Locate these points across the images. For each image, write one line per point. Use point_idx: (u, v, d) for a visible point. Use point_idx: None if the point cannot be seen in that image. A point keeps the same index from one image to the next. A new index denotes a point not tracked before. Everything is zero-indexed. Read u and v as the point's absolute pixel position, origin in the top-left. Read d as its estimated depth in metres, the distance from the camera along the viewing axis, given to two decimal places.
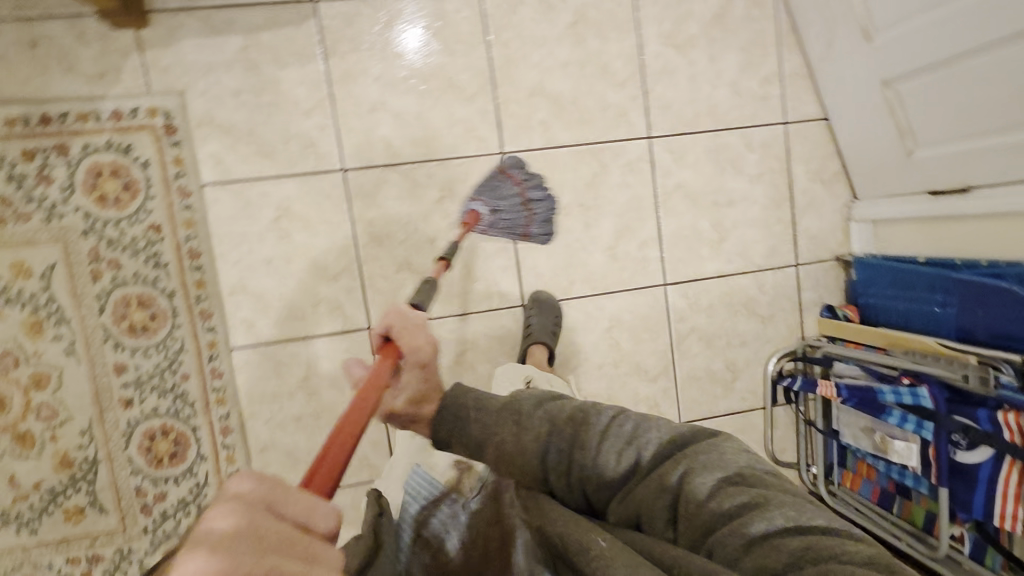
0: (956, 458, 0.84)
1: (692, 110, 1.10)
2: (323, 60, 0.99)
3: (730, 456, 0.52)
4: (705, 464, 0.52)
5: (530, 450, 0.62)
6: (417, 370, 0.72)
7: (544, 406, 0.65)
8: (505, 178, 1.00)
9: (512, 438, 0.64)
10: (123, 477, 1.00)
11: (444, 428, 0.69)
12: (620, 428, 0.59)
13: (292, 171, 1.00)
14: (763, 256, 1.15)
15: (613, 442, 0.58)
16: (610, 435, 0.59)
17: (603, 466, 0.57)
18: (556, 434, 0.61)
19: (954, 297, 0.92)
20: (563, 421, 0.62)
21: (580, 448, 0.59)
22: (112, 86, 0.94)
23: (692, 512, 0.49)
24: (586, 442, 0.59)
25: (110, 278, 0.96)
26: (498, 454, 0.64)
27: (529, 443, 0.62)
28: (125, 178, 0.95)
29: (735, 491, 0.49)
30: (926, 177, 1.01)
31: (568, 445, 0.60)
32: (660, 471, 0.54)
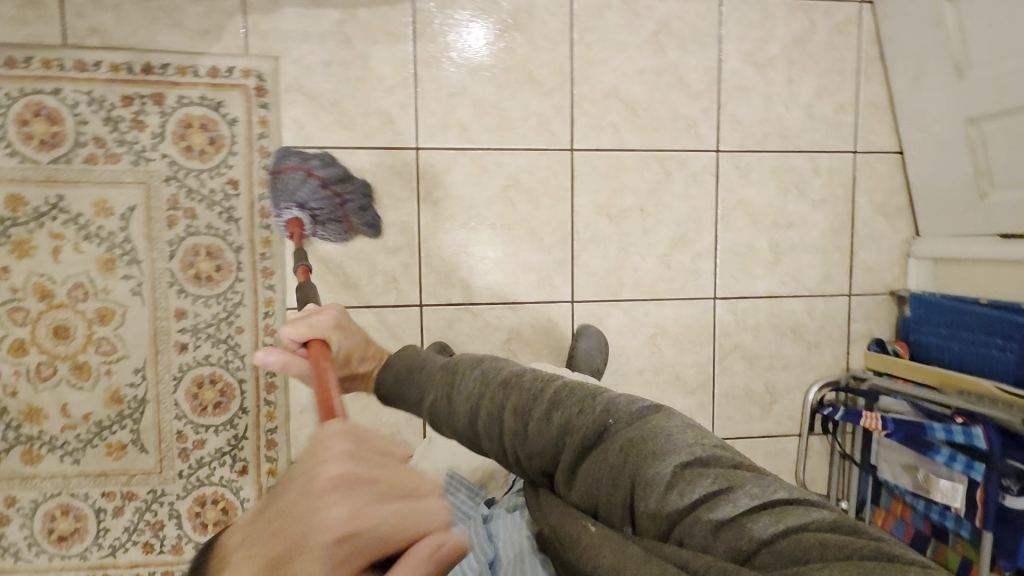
0: (1003, 504, 0.82)
1: (762, 130, 1.11)
2: (412, 41, 1.02)
3: (680, 436, 0.49)
4: (658, 451, 0.48)
5: (464, 412, 0.60)
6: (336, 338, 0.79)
7: (480, 367, 0.62)
8: (289, 174, 0.93)
9: (447, 400, 0.62)
10: (167, 419, 1.02)
11: (387, 384, 0.73)
12: (551, 399, 0.55)
13: (368, 144, 1.03)
14: (816, 282, 1.15)
15: (547, 417, 0.54)
16: (540, 404, 0.55)
17: (533, 439, 0.54)
18: (489, 398, 0.58)
19: (1015, 342, 0.91)
20: (497, 384, 0.59)
21: (511, 412, 0.56)
22: (213, 44, 0.98)
23: (652, 499, 0.47)
24: (519, 406, 0.56)
25: (185, 225, 1.00)
26: (437, 410, 0.63)
27: (464, 404, 0.60)
28: (212, 132, 0.99)
29: (692, 478, 0.46)
30: (995, 220, 1.01)
31: (499, 410, 0.57)
32: (604, 449, 0.51)
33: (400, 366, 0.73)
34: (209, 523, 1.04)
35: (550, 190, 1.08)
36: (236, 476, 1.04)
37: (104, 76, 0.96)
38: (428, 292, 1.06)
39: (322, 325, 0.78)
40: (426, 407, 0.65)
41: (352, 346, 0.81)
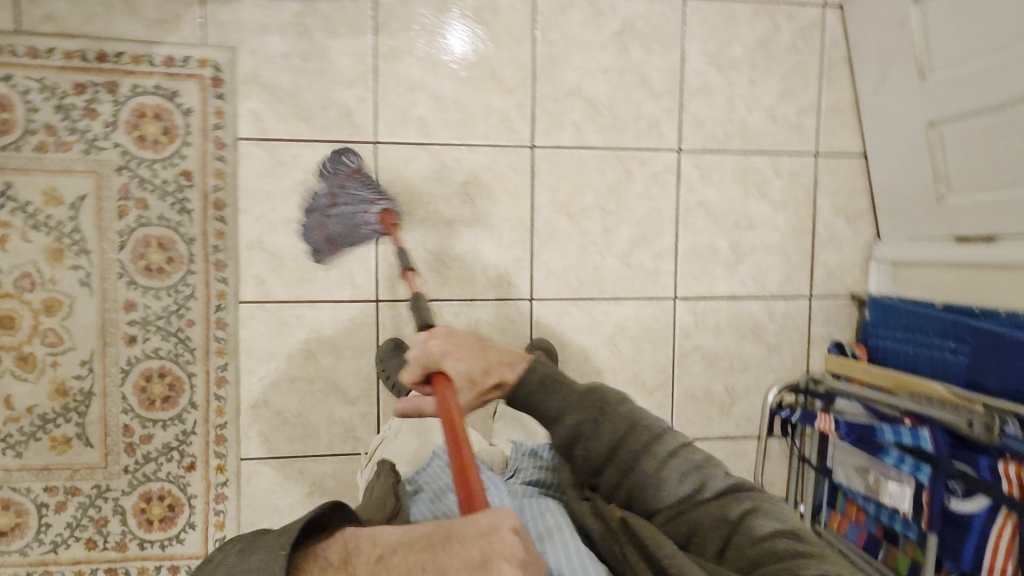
0: (949, 506, 0.81)
1: (724, 131, 1.11)
2: (373, 34, 1.01)
3: (790, 516, 0.67)
4: (767, 512, 0.66)
5: (605, 442, 0.74)
6: (456, 365, 0.79)
7: (628, 411, 0.76)
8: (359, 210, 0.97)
9: (590, 428, 0.75)
10: (113, 413, 1.00)
11: (528, 389, 0.80)
12: (688, 455, 0.72)
13: (326, 137, 1.02)
14: (776, 284, 1.16)
15: (680, 464, 0.71)
16: (680, 459, 0.71)
17: (664, 479, 0.70)
18: (635, 437, 0.73)
19: (967, 345, 0.91)
20: (642, 428, 0.74)
21: (650, 456, 0.71)
22: (169, 33, 0.97)
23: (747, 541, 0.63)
24: (659, 453, 0.72)
25: (136, 216, 0.98)
26: (576, 433, 0.76)
27: (608, 435, 0.74)
28: (166, 122, 0.97)
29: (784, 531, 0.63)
30: (952, 224, 1.02)
31: (638, 449, 0.72)
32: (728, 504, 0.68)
33: (545, 371, 0.81)
34: (155, 519, 1.02)
35: (511, 188, 1.07)
36: (184, 472, 1.03)
37: (56, 63, 0.95)
38: (385, 287, 1.06)
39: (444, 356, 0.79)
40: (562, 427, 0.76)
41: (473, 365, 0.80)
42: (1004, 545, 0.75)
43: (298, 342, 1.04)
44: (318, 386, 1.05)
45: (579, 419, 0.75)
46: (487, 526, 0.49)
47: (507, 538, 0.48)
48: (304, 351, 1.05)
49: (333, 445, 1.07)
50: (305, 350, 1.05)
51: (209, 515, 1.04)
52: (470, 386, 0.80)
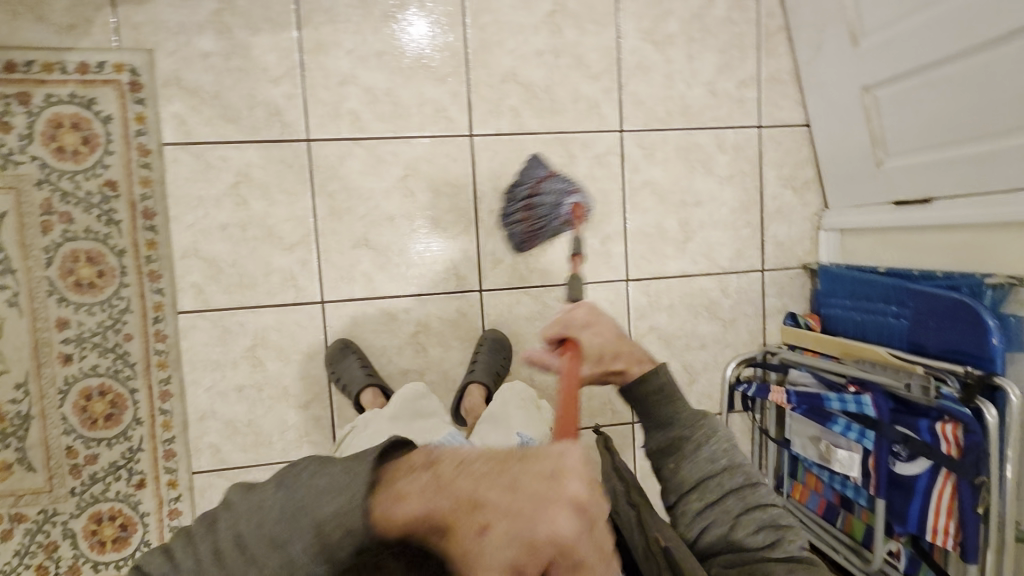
0: (894, 469, 0.83)
1: (664, 109, 1.10)
2: (296, 29, 0.98)
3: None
4: None
5: (699, 472, 0.76)
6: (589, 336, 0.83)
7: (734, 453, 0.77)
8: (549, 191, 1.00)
9: (692, 450, 0.77)
10: (55, 435, 0.97)
11: (648, 387, 0.81)
12: (773, 516, 0.72)
13: (255, 137, 0.99)
14: (728, 259, 1.15)
15: (762, 520, 0.72)
16: (762, 513, 0.72)
17: (740, 525, 0.72)
18: (728, 477, 0.74)
19: (908, 308, 0.91)
20: (739, 473, 0.75)
21: (739, 498, 0.73)
22: (81, 38, 0.93)
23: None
24: (748, 499, 0.73)
25: (61, 231, 0.95)
26: (677, 448, 0.78)
27: (704, 465, 0.76)
28: (85, 131, 0.94)
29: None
30: (891, 188, 1.02)
31: (729, 489, 0.74)
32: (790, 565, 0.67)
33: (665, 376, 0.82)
34: (107, 541, 1.00)
35: (452, 178, 1.05)
36: (134, 490, 1.00)
37: None
38: (329, 288, 1.03)
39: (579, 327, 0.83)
40: (665, 440, 0.79)
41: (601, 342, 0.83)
42: (946, 505, 0.77)
43: (243, 350, 1.02)
44: (268, 393, 1.03)
45: (689, 446, 0.77)
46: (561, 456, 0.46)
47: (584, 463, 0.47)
48: (250, 358, 1.02)
49: (288, 452, 1.05)
50: (251, 357, 1.02)
51: (164, 532, 1.02)
52: (597, 365, 0.83)
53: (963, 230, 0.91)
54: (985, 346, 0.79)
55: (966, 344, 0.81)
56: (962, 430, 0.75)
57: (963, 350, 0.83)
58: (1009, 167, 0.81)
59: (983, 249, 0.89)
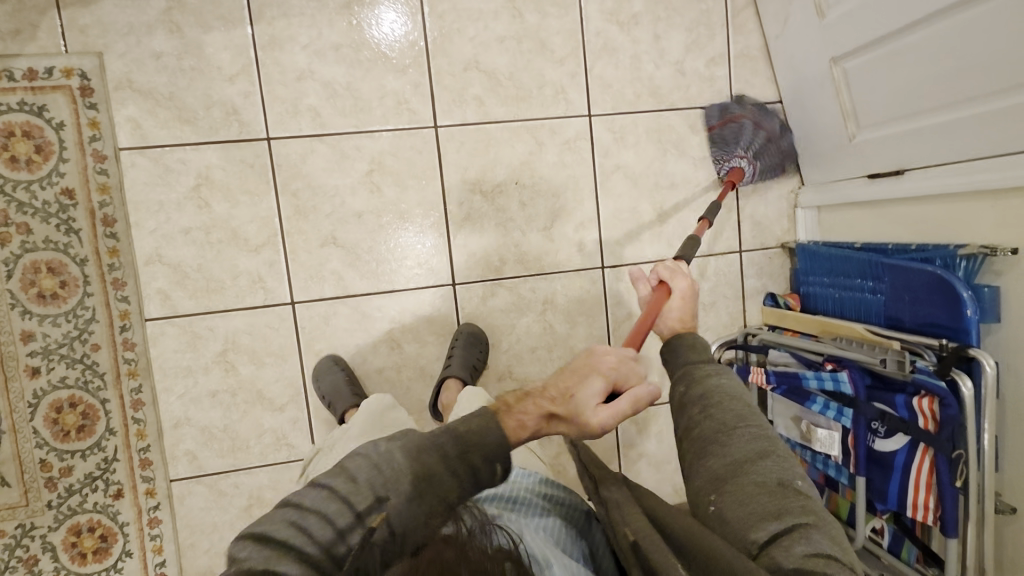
0: (874, 447, 0.82)
1: (633, 91, 1.08)
2: (249, 25, 0.96)
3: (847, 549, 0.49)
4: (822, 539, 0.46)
5: (701, 393, 0.62)
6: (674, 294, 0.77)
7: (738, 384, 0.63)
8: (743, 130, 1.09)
9: (695, 377, 0.65)
10: (27, 449, 0.96)
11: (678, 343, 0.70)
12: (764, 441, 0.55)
13: (213, 138, 0.96)
14: (705, 241, 1.14)
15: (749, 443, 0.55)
16: (752, 435, 0.56)
17: (731, 445, 0.55)
18: (727, 400, 0.60)
19: (884, 283, 0.89)
20: (736, 396, 0.60)
21: (737, 417, 0.58)
22: (27, 44, 0.90)
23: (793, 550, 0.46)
24: (747, 419, 0.58)
25: (19, 242, 0.93)
26: (688, 374, 0.66)
27: (706, 387, 0.63)
28: (38, 139, 0.92)
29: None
30: (866, 162, 1.00)
31: (723, 409, 0.59)
32: (786, 492, 0.50)
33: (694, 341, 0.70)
34: (88, 552, 0.99)
35: (418, 171, 1.03)
36: (112, 500, 0.99)
37: None
38: (298, 288, 1.01)
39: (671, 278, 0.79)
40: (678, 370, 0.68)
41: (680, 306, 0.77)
42: (925, 480, 0.75)
43: (215, 355, 1.00)
44: (242, 397, 1.02)
45: (701, 372, 0.65)
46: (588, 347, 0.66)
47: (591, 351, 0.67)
48: (221, 363, 1.00)
49: (266, 456, 1.03)
50: (222, 361, 1.00)
51: (145, 540, 1.01)
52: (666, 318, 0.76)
53: (937, 199, 0.90)
54: (960, 318, 0.77)
55: (941, 316, 0.80)
56: (938, 403, 0.73)
57: (939, 323, 0.81)
58: (980, 133, 0.79)
59: (957, 219, 0.87)
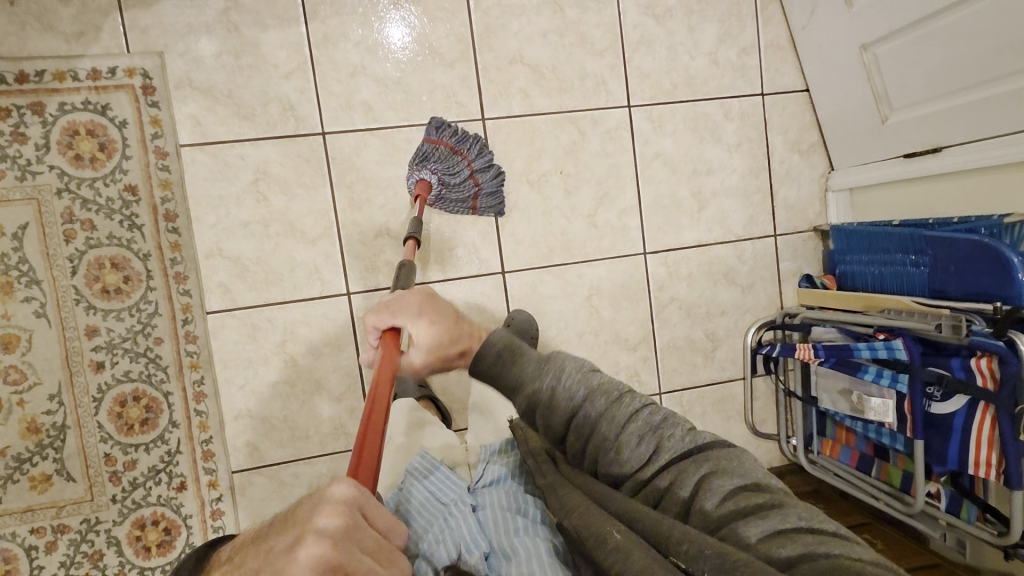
0: (930, 411, 0.85)
1: (670, 81, 1.12)
2: (304, 23, 0.99)
3: (750, 464, 0.58)
4: (726, 468, 0.57)
5: (563, 415, 0.65)
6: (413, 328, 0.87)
7: (589, 376, 0.66)
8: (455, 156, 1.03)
9: (545, 402, 0.66)
10: (92, 444, 0.97)
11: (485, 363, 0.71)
12: (649, 416, 0.63)
13: (271, 133, 0.99)
14: (741, 225, 1.17)
15: (639, 426, 0.62)
16: (640, 419, 0.63)
17: (622, 447, 0.62)
18: (591, 405, 0.64)
19: (927, 256, 0.93)
20: (599, 398, 0.64)
21: (609, 421, 0.63)
22: (90, 45, 0.93)
23: (710, 499, 0.55)
24: (618, 416, 0.63)
25: (84, 238, 0.95)
26: (534, 404, 0.67)
27: (564, 408, 0.65)
28: (102, 138, 0.94)
29: (780, 515, 0.51)
30: (898, 143, 1.04)
31: (596, 420, 0.64)
32: (682, 463, 0.59)
33: (505, 345, 0.71)
34: (152, 545, 1.00)
35: None
36: (175, 493, 1.00)
37: None
38: (353, 278, 1.04)
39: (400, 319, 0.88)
40: (520, 402, 0.68)
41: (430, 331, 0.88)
42: (985, 438, 0.79)
43: (274, 346, 1.02)
44: (300, 387, 1.03)
45: (559, 364, 0.67)
46: (324, 490, 0.44)
47: (336, 508, 0.43)
48: (279, 354, 1.02)
49: (325, 446, 1.05)
50: (280, 353, 1.02)
51: (208, 533, 1.02)
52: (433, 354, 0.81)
53: (974, 174, 0.93)
54: (1010, 284, 0.81)
55: (990, 283, 0.84)
56: (997, 363, 0.77)
57: (985, 290, 0.85)
58: (1018, 107, 0.83)
59: (996, 191, 0.90)
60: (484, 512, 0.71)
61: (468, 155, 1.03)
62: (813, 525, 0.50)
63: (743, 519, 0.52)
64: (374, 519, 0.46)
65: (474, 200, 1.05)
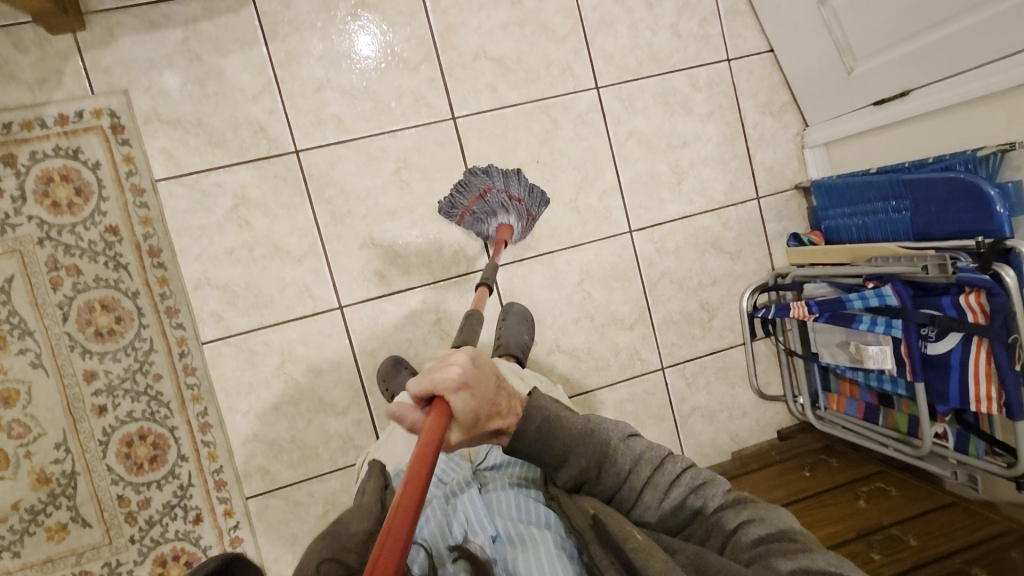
0: (927, 351, 0.86)
1: (635, 59, 1.12)
2: (265, 44, 0.99)
3: (789, 517, 0.57)
4: (761, 514, 0.57)
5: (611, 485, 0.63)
6: (462, 397, 0.58)
7: (630, 445, 0.64)
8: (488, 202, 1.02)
9: (593, 474, 0.62)
10: (103, 487, 0.97)
11: (525, 441, 0.62)
12: (688, 478, 0.63)
13: (244, 158, 0.99)
14: (723, 193, 1.18)
15: (676, 487, 0.62)
16: (679, 484, 0.62)
17: (662, 508, 0.62)
18: (639, 478, 0.62)
19: (907, 200, 0.94)
20: (647, 466, 0.63)
21: (654, 491, 0.62)
22: (54, 91, 0.93)
23: (744, 541, 0.55)
24: (660, 484, 0.62)
25: (71, 284, 0.95)
26: (580, 479, 0.63)
27: (611, 481, 0.62)
28: (77, 182, 0.94)
29: (812, 556, 0.51)
30: (866, 92, 1.04)
31: (641, 488, 0.62)
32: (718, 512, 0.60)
33: (546, 415, 0.63)
34: None
35: (443, 163, 1.06)
36: (193, 526, 1.00)
37: None
38: (344, 292, 1.04)
39: (445, 384, 0.58)
40: (567, 481, 0.63)
41: (476, 398, 0.59)
42: (983, 372, 0.79)
43: (273, 368, 1.02)
44: (305, 406, 1.03)
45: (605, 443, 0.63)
46: None
47: None
48: (280, 376, 1.02)
49: (335, 461, 1.05)
50: (281, 374, 1.02)
51: None
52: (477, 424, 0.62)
53: (944, 113, 0.94)
54: (992, 216, 0.82)
55: (971, 219, 0.85)
56: (985, 296, 0.78)
57: (968, 227, 0.86)
58: (982, 41, 0.83)
59: (967, 127, 0.91)
60: (490, 497, 0.70)
61: (493, 188, 1.02)
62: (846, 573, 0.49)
63: (773, 555, 0.52)
64: None
65: (528, 212, 1.04)
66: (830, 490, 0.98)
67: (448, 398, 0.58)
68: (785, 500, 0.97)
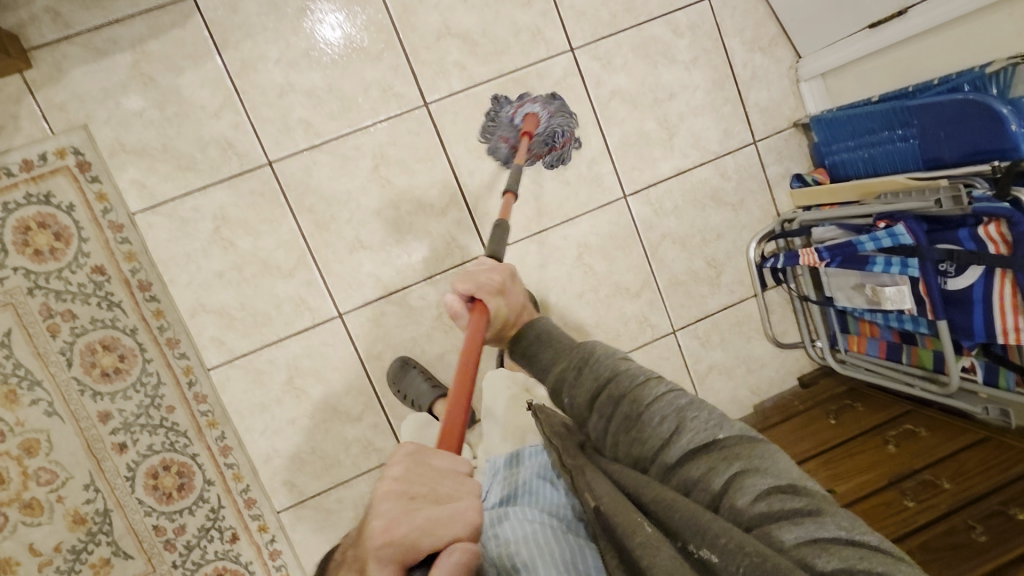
0: (947, 288, 0.82)
1: (607, 12, 1.05)
2: (218, 55, 0.94)
3: (784, 464, 0.49)
4: (759, 466, 0.49)
5: (589, 390, 0.61)
6: (500, 302, 0.76)
7: (616, 361, 0.62)
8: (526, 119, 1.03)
9: (572, 377, 0.64)
10: (138, 520, 0.99)
11: (524, 343, 0.74)
12: (673, 400, 0.56)
13: (217, 177, 0.96)
14: (718, 142, 1.12)
15: (663, 409, 0.56)
16: (664, 402, 0.56)
17: (646, 427, 0.55)
18: (616, 384, 0.60)
19: (914, 127, 0.88)
20: (627, 378, 0.60)
21: (631, 402, 0.57)
22: (14, 136, 0.91)
23: (740, 498, 0.47)
24: (642, 399, 0.57)
25: (69, 329, 0.95)
26: (562, 381, 0.65)
27: (591, 383, 0.61)
28: (55, 227, 0.93)
29: (819, 521, 0.44)
30: (859, 15, 0.97)
31: (620, 397, 0.58)
32: (712, 452, 0.51)
33: (541, 329, 0.74)
34: None
35: (420, 153, 1.02)
36: (230, 544, 1.02)
37: None
38: (342, 299, 1.02)
39: (488, 289, 0.75)
40: (552, 381, 0.67)
41: (509, 304, 0.77)
42: (1009, 303, 0.75)
43: (282, 385, 1.02)
44: (320, 417, 1.03)
45: (591, 356, 0.65)
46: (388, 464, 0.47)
47: (398, 460, 0.47)
48: (291, 391, 1.02)
49: (360, 466, 1.05)
50: (291, 389, 1.02)
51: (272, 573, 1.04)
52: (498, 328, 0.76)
53: (945, 29, 0.87)
54: (1005, 135, 0.76)
55: (982, 140, 0.79)
56: (1006, 225, 0.73)
57: (981, 148, 0.80)
58: None
59: (970, 41, 0.84)
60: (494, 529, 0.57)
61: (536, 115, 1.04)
62: (850, 536, 0.43)
63: (775, 521, 0.45)
64: (431, 462, 0.49)
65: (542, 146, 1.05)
66: (859, 436, 0.96)
67: (487, 301, 0.74)
68: (814, 452, 0.95)
